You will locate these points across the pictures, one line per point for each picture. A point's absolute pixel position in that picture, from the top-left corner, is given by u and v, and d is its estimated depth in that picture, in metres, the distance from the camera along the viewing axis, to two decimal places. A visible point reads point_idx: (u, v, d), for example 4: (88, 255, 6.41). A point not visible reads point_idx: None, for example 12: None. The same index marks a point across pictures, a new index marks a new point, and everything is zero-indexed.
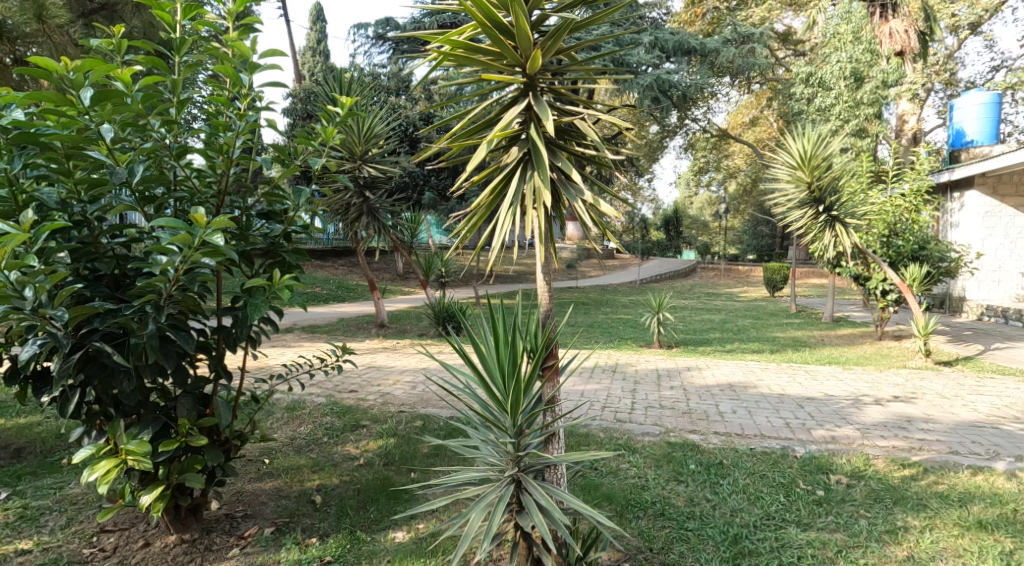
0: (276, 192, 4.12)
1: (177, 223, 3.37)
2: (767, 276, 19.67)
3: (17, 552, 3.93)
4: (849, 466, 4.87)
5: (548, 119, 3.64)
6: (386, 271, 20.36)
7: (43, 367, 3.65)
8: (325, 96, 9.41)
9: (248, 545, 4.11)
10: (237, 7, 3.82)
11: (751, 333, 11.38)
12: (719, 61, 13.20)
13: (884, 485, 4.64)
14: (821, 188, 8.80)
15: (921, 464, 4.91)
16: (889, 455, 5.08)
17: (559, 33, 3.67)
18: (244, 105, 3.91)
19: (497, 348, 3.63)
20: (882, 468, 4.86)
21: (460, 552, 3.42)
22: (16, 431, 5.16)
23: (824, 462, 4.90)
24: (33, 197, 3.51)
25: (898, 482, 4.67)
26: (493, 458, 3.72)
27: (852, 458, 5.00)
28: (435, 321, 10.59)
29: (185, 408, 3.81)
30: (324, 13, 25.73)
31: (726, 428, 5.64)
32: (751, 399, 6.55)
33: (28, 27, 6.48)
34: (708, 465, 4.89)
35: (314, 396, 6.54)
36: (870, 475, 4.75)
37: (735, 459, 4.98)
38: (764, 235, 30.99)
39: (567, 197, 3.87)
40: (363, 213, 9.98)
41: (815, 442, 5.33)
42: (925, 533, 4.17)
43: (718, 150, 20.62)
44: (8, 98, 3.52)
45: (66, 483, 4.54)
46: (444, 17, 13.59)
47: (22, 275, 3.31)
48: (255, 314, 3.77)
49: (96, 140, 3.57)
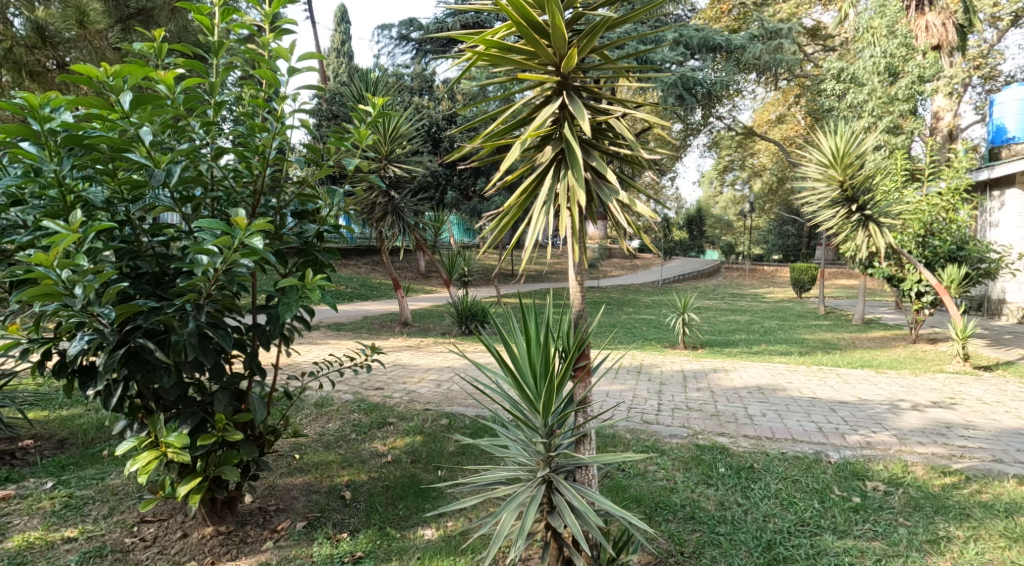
0: (309, 192, 4.17)
1: (218, 224, 3.44)
2: (794, 277, 19.47)
3: (63, 539, 4.01)
4: (886, 473, 4.80)
5: (583, 118, 3.63)
6: (408, 270, 20.43)
7: (89, 361, 3.72)
8: (352, 96, 9.50)
9: (282, 538, 4.17)
10: (272, 10, 3.86)
11: (778, 335, 11.26)
12: (745, 58, 12.99)
13: (924, 493, 4.57)
14: (854, 187, 8.66)
15: (963, 472, 4.83)
16: (929, 462, 5.00)
17: (594, 32, 3.68)
18: (279, 107, 3.96)
19: (528, 347, 3.63)
20: (922, 476, 4.78)
21: (493, 551, 3.43)
22: (59, 423, 5.27)
23: (861, 469, 4.83)
24: (80, 196, 3.56)
25: (939, 491, 4.60)
26: (524, 457, 3.72)
27: (889, 464, 4.93)
28: (460, 319, 10.63)
29: (221, 404, 3.87)
30: (348, 13, 25.91)
31: (757, 432, 5.59)
32: (781, 402, 6.49)
33: (70, 32, 6.75)
34: (739, 469, 4.85)
35: (342, 393, 6.60)
36: (909, 482, 4.68)
37: (767, 463, 4.93)
38: (790, 235, 30.63)
39: (601, 196, 3.87)
40: (388, 212, 10.09)
41: (850, 448, 5.26)
42: (969, 544, 4.11)
43: (744, 149, 20.44)
44: (57, 99, 3.59)
45: (107, 474, 4.61)
46: (468, 16, 13.63)
47: (72, 274, 3.32)
48: (289, 312, 3.83)
49: (137, 142, 3.62)
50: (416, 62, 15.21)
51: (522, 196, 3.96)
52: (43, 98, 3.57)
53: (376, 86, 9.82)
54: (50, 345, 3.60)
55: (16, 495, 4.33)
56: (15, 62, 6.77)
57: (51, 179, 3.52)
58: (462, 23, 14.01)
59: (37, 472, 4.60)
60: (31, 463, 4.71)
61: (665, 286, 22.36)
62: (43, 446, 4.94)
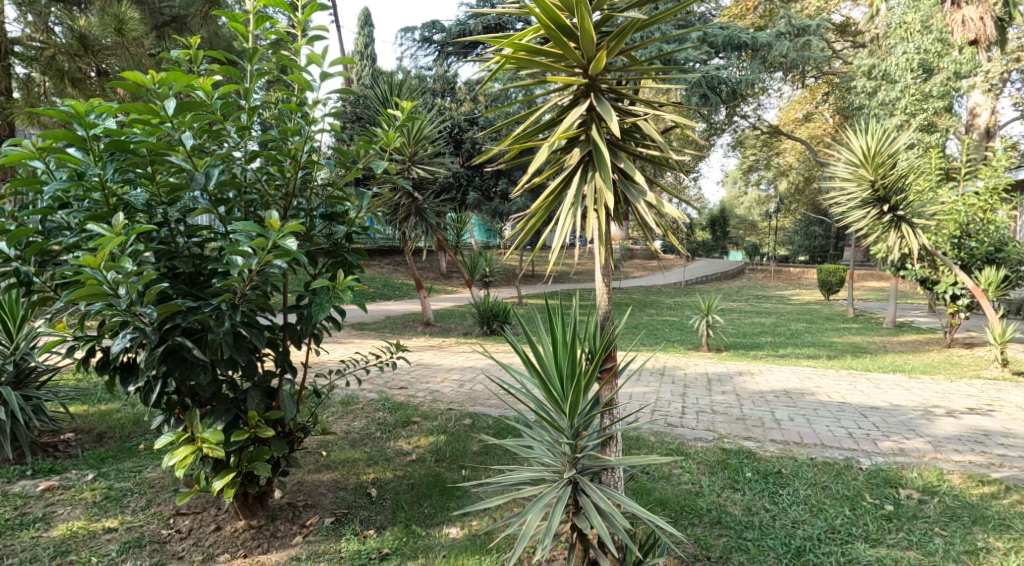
0: (338, 193, 4.26)
1: (253, 227, 3.54)
2: (821, 278, 19.25)
3: (103, 529, 4.14)
4: (921, 481, 4.78)
5: (612, 120, 3.66)
6: (430, 270, 20.57)
7: (130, 358, 3.85)
8: (378, 98, 9.61)
9: (311, 533, 4.27)
10: (305, 16, 3.96)
11: (805, 338, 11.18)
12: (772, 56, 12.83)
13: (961, 502, 4.55)
14: (886, 187, 8.58)
15: (1002, 481, 4.79)
16: (966, 471, 4.96)
17: (624, 34, 3.71)
18: (310, 111, 4.07)
19: (555, 350, 3.68)
20: (958, 484, 4.76)
21: (520, 550, 3.48)
22: (97, 417, 5.41)
23: (893, 476, 4.82)
24: (122, 199, 3.67)
25: (977, 500, 4.57)
26: (550, 458, 3.79)
27: (924, 472, 4.90)
28: (483, 319, 10.71)
29: (254, 401, 3.97)
30: (372, 16, 26.19)
31: (784, 436, 5.58)
32: (809, 406, 6.47)
33: (108, 40, 6.93)
34: (766, 474, 4.86)
35: (368, 392, 6.69)
36: (944, 491, 4.66)
37: (795, 468, 4.93)
38: (817, 235, 30.31)
39: (628, 197, 3.91)
40: (412, 213, 10.25)
41: (882, 454, 5.24)
42: (1009, 556, 4.09)
43: (771, 148, 20.26)
44: (101, 106, 3.70)
45: (144, 468, 4.74)
46: (491, 17, 13.71)
47: (117, 275, 3.44)
48: (320, 312, 3.92)
49: (176, 147, 3.73)
50: (439, 63, 15.29)
51: (549, 198, 4.01)
52: (88, 106, 3.68)
53: (402, 89, 9.92)
54: (93, 342, 3.72)
55: (60, 486, 4.47)
56: (57, 69, 7.05)
57: (95, 183, 3.63)
58: (486, 24, 14.07)
59: (78, 464, 4.74)
60: (72, 456, 4.86)
61: (687, 287, 22.31)
62: (83, 440, 5.10)
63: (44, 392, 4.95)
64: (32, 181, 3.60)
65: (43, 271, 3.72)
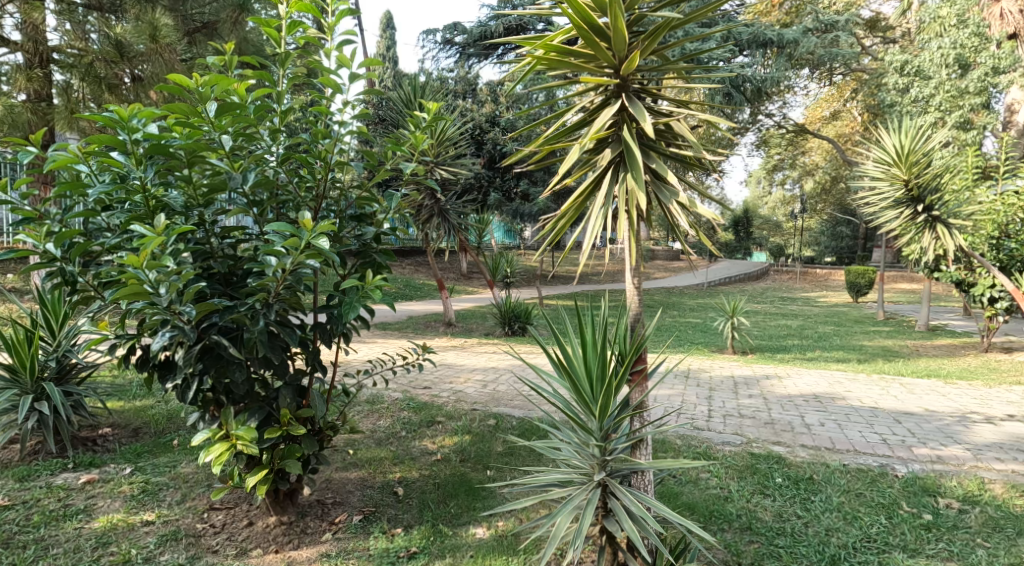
0: (367, 195, 4.31)
1: (287, 227, 3.60)
2: (849, 280, 18.97)
3: (141, 522, 4.24)
4: (960, 490, 4.72)
5: (645, 120, 3.66)
6: (452, 270, 20.68)
7: (168, 356, 3.94)
8: (402, 101, 9.69)
9: (340, 530, 4.33)
10: (337, 20, 4.02)
11: (833, 342, 11.06)
12: (799, 53, 12.56)
13: (1004, 513, 4.48)
14: (920, 186, 8.45)
15: None
16: (1007, 480, 4.89)
17: (657, 34, 3.71)
18: (342, 113, 4.13)
19: (584, 351, 3.70)
20: (1000, 494, 4.69)
21: (550, 551, 3.50)
22: (133, 413, 5.53)
23: (931, 484, 4.76)
24: (162, 201, 3.76)
25: (1020, 511, 4.50)
26: (578, 460, 3.80)
27: (964, 481, 4.83)
28: (504, 319, 10.76)
29: (286, 400, 4.03)
30: (394, 20, 26.38)
31: (815, 442, 5.54)
32: (840, 411, 6.41)
33: (143, 46, 7.07)
34: (797, 480, 4.83)
35: (392, 391, 6.76)
36: (986, 501, 4.59)
37: (827, 475, 4.89)
38: (844, 236, 29.99)
39: (660, 198, 3.92)
40: (435, 214, 10.35)
41: (918, 461, 5.19)
42: None
43: (796, 147, 20.06)
44: (142, 111, 3.78)
45: (179, 463, 4.84)
46: (512, 19, 13.74)
47: (159, 274, 3.53)
48: (350, 312, 3.98)
49: (215, 149, 3.82)
50: (461, 65, 15.32)
51: (579, 199, 4.02)
52: (130, 111, 3.78)
53: (425, 92, 10.00)
54: (134, 340, 3.82)
55: (100, 479, 4.58)
56: (95, 75, 7.26)
57: (137, 186, 3.72)
58: (506, 25, 14.09)
59: (116, 458, 4.86)
60: (110, 450, 4.98)
61: (711, 289, 22.15)
62: (120, 435, 5.21)
63: (84, 388, 5.08)
64: (77, 185, 3.69)
65: (86, 271, 3.82)
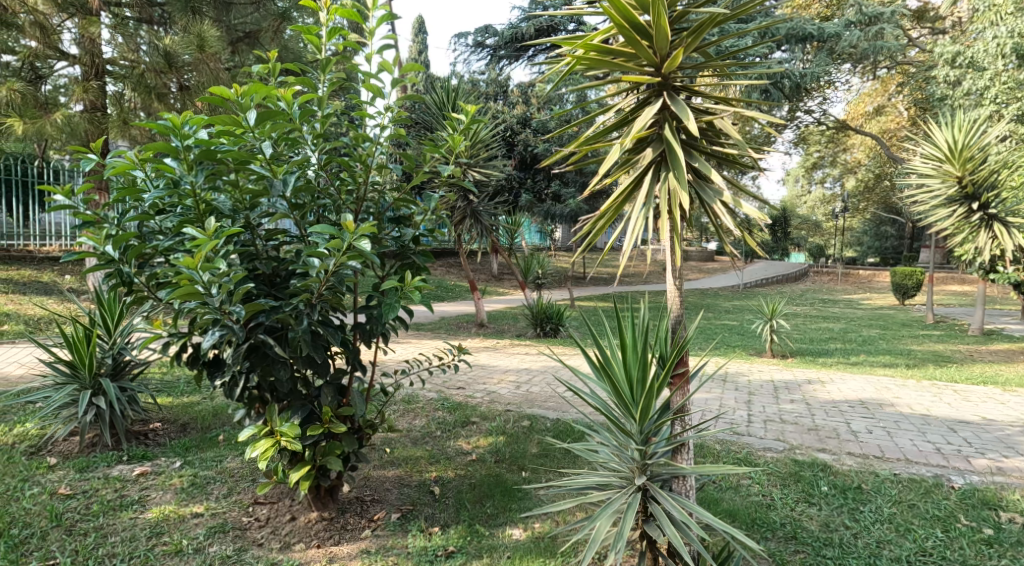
0: (405, 197, 4.39)
1: (330, 229, 3.70)
2: (896, 281, 18.58)
3: (192, 514, 4.39)
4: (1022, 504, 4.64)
5: (690, 119, 3.68)
6: (483, 272, 20.81)
7: (217, 354, 4.08)
8: (437, 103, 9.82)
9: (379, 527, 4.43)
10: (377, 26, 4.07)
11: (879, 346, 10.88)
12: (841, 47, 12.37)
13: None
14: (974, 183, 8.55)
15: None
16: None
17: (702, 29, 3.74)
18: (383, 117, 4.22)
19: (625, 354, 3.76)
20: None
21: (590, 554, 3.56)
22: (180, 409, 5.72)
23: (991, 497, 4.69)
24: (212, 205, 3.92)
25: None
26: (617, 464, 3.83)
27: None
28: (535, 321, 10.82)
29: (327, 398, 4.14)
30: (426, 24, 26.60)
31: (863, 450, 5.48)
32: (889, 418, 6.33)
33: (191, 56, 7.29)
34: (844, 489, 4.80)
35: (427, 391, 6.86)
36: None
37: (877, 484, 4.86)
38: (888, 235, 30.17)
39: (704, 198, 3.94)
40: (467, 216, 10.46)
41: (976, 473, 5.11)
42: None
43: (837, 144, 19.72)
44: (194, 119, 3.95)
45: (225, 457, 4.99)
46: (542, 20, 13.72)
47: (211, 275, 3.67)
48: (390, 312, 4.07)
49: (258, 155, 3.93)
50: (492, 67, 15.38)
51: (617, 200, 4.05)
52: (183, 118, 3.94)
53: (459, 96, 10.12)
54: (185, 338, 3.97)
55: (152, 472, 4.76)
56: (145, 86, 7.57)
57: (189, 191, 3.89)
58: (538, 26, 14.10)
59: (166, 452, 5.03)
60: (160, 444, 5.16)
61: (749, 290, 21.95)
62: (169, 429, 5.40)
63: (136, 384, 5.29)
64: (134, 191, 3.87)
65: (142, 273, 3.98)
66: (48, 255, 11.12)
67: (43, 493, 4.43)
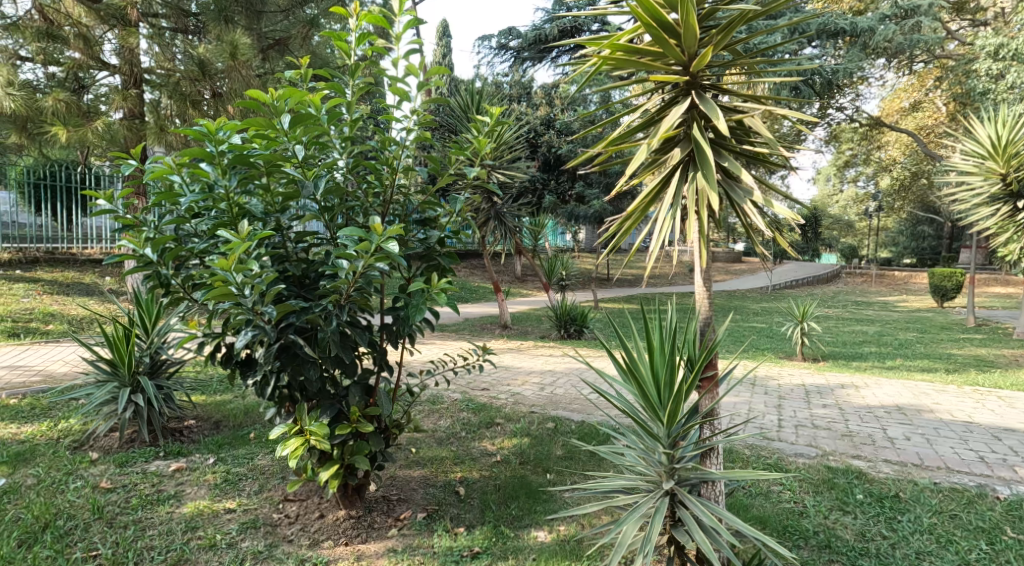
0: (431, 200, 4.45)
1: (359, 231, 3.77)
2: (934, 283, 18.26)
3: (225, 509, 4.50)
4: None
5: (720, 119, 3.69)
6: (506, 273, 20.87)
7: (249, 354, 4.18)
8: (462, 105, 9.91)
9: (405, 526, 4.49)
10: (405, 31, 4.14)
11: (915, 350, 10.72)
12: (875, 41, 12.17)
13: None
14: (1019, 180, 8.51)
15: None
16: None
17: (732, 27, 3.75)
18: (411, 121, 4.28)
19: (652, 357, 3.79)
20: None
21: (617, 556, 3.60)
22: (213, 407, 5.85)
23: None
24: (244, 208, 4.02)
25: None
26: (643, 467, 3.86)
27: None
28: (559, 323, 10.85)
29: (354, 398, 4.22)
30: (449, 28, 26.73)
31: (900, 457, 5.43)
32: (927, 424, 6.26)
33: (223, 64, 7.47)
34: (880, 497, 4.77)
35: (452, 392, 6.93)
36: None
37: (915, 493, 4.82)
38: (926, 235, 30.08)
39: (734, 198, 3.95)
40: (491, 217, 10.52)
41: (1021, 483, 5.04)
42: None
43: (870, 142, 19.41)
44: (228, 124, 4.05)
45: (256, 455, 5.10)
46: (565, 21, 13.82)
47: (245, 277, 3.77)
48: (416, 313, 4.14)
49: (290, 159, 4.03)
50: (515, 69, 15.44)
51: (642, 202, 4.08)
52: (218, 124, 4.04)
53: (482, 98, 10.18)
54: (219, 339, 4.08)
55: (187, 467, 4.88)
56: (180, 93, 7.80)
57: (222, 195, 3.98)
58: (561, 27, 14.10)
59: (200, 449, 5.16)
60: (194, 441, 5.29)
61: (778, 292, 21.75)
62: (202, 427, 5.53)
63: (172, 382, 5.43)
64: (171, 195, 3.98)
65: (178, 274, 4.10)
66: (90, 257, 11.43)
67: (85, 486, 4.57)
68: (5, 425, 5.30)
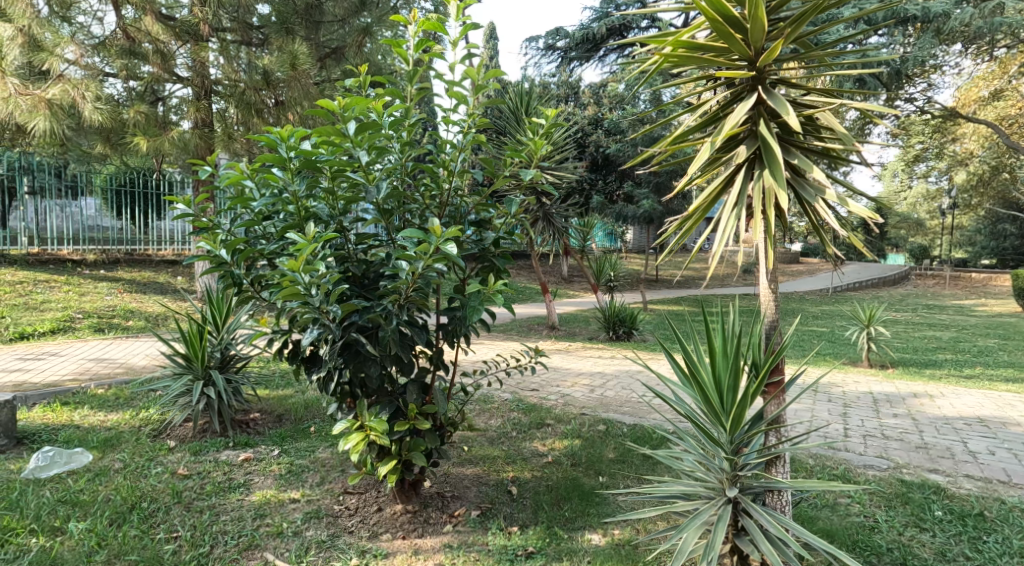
0: (487, 202, 4.54)
1: (418, 233, 3.88)
2: (1016, 286, 17.55)
3: (290, 499, 4.68)
4: None
5: (791, 115, 3.66)
6: (553, 274, 20.92)
7: (314, 350, 4.35)
8: (515, 103, 9.98)
9: (460, 523, 4.59)
10: (462, 34, 4.21)
11: (996, 357, 10.35)
12: (950, 27, 11.74)
13: None
14: None
15: None
16: None
17: (803, 19, 3.72)
18: (468, 124, 4.37)
19: (714, 359, 3.78)
20: None
21: (678, 562, 3.62)
22: (276, 402, 6.07)
23: None
24: (311, 212, 4.18)
25: None
26: (704, 474, 3.86)
27: None
28: (609, 324, 10.83)
29: (412, 395, 4.34)
30: (497, 30, 27.03)
31: (984, 473, 5.28)
32: (1011, 438, 6.07)
33: (284, 73, 7.78)
34: (961, 515, 4.66)
35: (502, 392, 7.03)
36: None
37: (1002, 513, 4.69)
38: (1006, 235, 28.93)
39: (803, 197, 3.92)
40: (540, 218, 10.62)
41: None
42: None
43: (942, 135, 18.72)
44: (297, 131, 4.20)
45: (317, 448, 5.27)
46: (614, 19, 13.75)
47: (312, 277, 3.93)
48: (473, 314, 4.22)
49: (355, 163, 4.16)
50: (563, 70, 15.45)
51: (703, 201, 4.07)
52: (288, 130, 4.20)
53: (532, 100, 10.25)
54: (287, 335, 4.26)
55: (255, 458, 5.09)
56: (247, 102, 8.09)
57: (292, 198, 4.15)
58: (608, 26, 14.04)
59: (266, 441, 5.37)
60: (260, 433, 5.51)
61: (842, 295, 21.20)
62: (265, 420, 5.74)
63: (239, 376, 5.65)
64: (244, 198, 4.18)
65: (249, 274, 4.31)
66: (164, 258, 11.92)
67: (164, 472, 4.81)
68: (92, 413, 5.62)
